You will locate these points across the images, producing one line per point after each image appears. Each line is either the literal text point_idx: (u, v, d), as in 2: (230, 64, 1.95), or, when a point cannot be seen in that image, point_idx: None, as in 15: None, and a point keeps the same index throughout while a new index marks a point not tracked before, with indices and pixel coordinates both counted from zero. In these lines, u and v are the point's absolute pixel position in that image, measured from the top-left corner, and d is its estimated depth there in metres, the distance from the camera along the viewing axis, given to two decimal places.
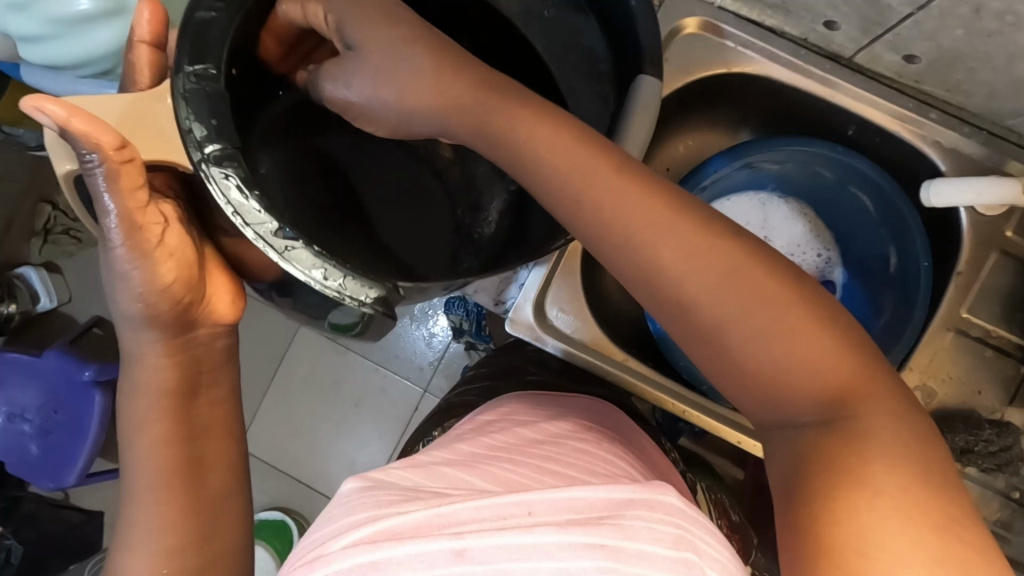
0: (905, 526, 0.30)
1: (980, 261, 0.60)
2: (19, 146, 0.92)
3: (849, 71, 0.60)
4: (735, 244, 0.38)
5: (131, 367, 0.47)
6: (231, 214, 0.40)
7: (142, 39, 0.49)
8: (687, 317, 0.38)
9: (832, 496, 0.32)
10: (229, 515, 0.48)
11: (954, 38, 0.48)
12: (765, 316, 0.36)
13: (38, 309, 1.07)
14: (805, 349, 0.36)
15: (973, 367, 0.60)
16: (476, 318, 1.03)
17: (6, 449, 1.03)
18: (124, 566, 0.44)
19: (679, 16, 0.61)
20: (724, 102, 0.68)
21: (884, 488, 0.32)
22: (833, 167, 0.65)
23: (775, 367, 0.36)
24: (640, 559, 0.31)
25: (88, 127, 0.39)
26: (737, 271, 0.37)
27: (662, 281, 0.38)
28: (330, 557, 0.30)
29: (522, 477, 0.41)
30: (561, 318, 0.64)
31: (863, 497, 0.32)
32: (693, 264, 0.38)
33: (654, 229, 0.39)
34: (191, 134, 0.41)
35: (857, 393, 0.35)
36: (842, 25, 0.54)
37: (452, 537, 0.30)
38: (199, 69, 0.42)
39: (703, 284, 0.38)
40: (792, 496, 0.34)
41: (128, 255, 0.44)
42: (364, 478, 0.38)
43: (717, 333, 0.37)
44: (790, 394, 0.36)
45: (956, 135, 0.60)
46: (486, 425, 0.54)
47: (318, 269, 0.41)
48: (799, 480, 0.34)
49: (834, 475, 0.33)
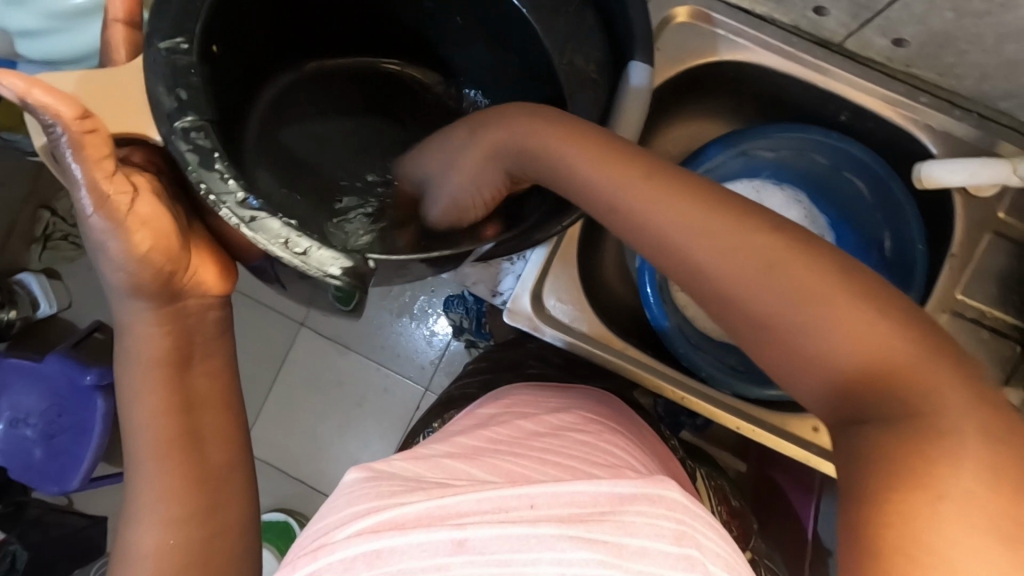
0: (967, 527, 0.29)
1: (975, 243, 0.60)
2: (17, 152, 0.91)
3: (841, 57, 0.61)
4: (784, 244, 0.38)
5: (123, 337, 0.48)
6: (196, 182, 0.42)
7: (116, 18, 0.48)
8: (739, 315, 0.38)
9: (895, 495, 0.31)
10: (234, 498, 0.48)
11: (943, 19, 0.49)
12: (814, 308, 0.36)
13: (39, 315, 1.07)
14: (859, 343, 0.34)
15: (969, 349, 0.60)
16: (476, 316, 1.06)
17: (7, 455, 1.03)
18: (132, 537, 0.44)
19: (670, 7, 0.61)
20: (714, 92, 0.69)
21: (959, 493, 0.30)
22: (827, 153, 0.66)
23: (812, 353, 0.36)
24: (640, 555, 0.31)
25: (52, 97, 0.39)
26: (777, 271, 0.37)
27: (712, 283, 0.38)
28: (333, 546, 0.31)
29: (523, 468, 0.41)
30: (559, 308, 0.65)
31: (925, 502, 0.30)
32: (747, 270, 0.37)
33: (692, 229, 0.39)
34: (162, 106, 0.43)
35: (903, 378, 0.34)
36: (832, 10, 0.55)
37: (454, 527, 0.30)
38: (171, 44, 0.44)
39: (755, 283, 0.37)
40: (852, 497, 0.33)
41: (106, 226, 0.45)
42: (367, 468, 0.38)
43: (768, 326, 0.37)
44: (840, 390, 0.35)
45: (947, 118, 0.60)
46: (487, 418, 0.54)
47: (279, 235, 0.42)
48: (861, 483, 0.33)
49: (896, 480, 0.32)
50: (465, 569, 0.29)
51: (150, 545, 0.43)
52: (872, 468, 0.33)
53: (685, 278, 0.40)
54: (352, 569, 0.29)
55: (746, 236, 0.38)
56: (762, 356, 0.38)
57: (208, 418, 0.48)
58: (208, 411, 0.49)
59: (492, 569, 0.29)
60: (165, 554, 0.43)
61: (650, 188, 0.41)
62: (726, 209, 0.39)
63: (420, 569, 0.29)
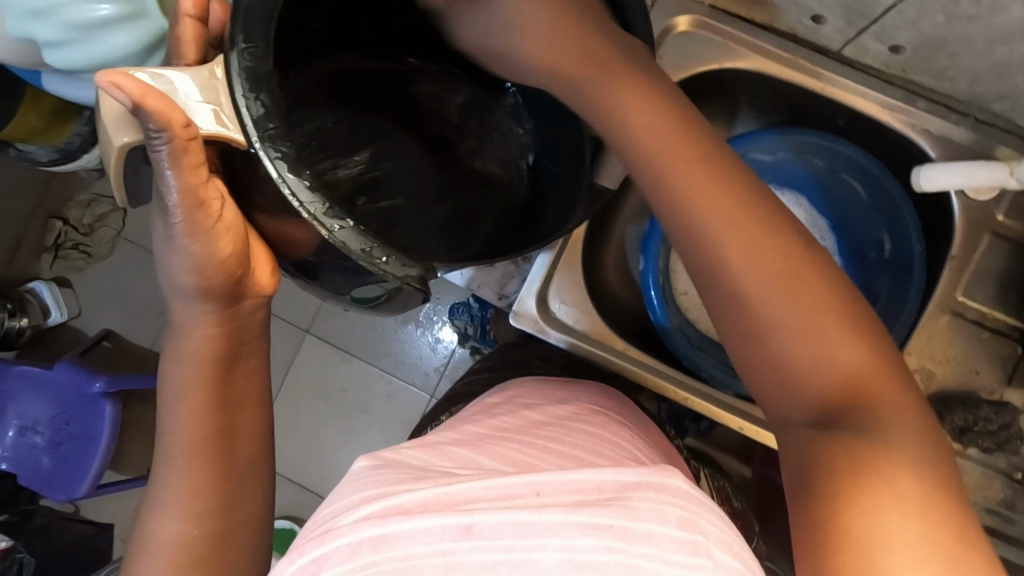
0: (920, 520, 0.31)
1: (974, 244, 0.61)
2: (30, 162, 0.93)
3: (838, 63, 0.62)
4: (787, 239, 0.39)
5: (179, 337, 0.48)
6: (285, 191, 0.41)
7: (186, 13, 0.48)
8: (728, 292, 0.38)
9: (853, 488, 0.32)
10: (249, 497, 0.49)
11: (935, 25, 0.50)
12: (814, 318, 0.36)
13: (49, 323, 1.09)
14: (843, 356, 0.36)
15: (968, 348, 0.61)
16: (480, 322, 1.08)
17: (18, 462, 1.04)
18: (153, 526, 0.46)
19: (670, 16, 0.63)
20: (716, 99, 0.70)
21: (910, 494, 0.32)
22: (824, 155, 0.67)
23: (800, 354, 0.36)
24: (645, 538, 0.31)
25: (162, 105, 0.39)
26: (778, 262, 0.38)
27: (705, 249, 0.39)
28: (340, 531, 0.31)
29: (531, 457, 0.42)
30: (564, 310, 0.66)
31: (881, 499, 0.32)
32: (748, 249, 0.38)
33: (700, 202, 0.40)
34: (248, 113, 0.41)
35: (874, 399, 0.35)
36: (828, 18, 0.56)
37: (461, 513, 0.31)
38: (251, 48, 0.41)
39: (754, 266, 0.38)
40: (808, 486, 0.34)
41: (186, 230, 0.45)
42: (375, 457, 0.39)
43: (751, 310, 0.38)
44: (814, 387, 0.36)
45: (944, 122, 0.61)
46: (495, 408, 0.55)
47: (365, 246, 0.41)
48: (820, 475, 0.34)
49: (853, 473, 0.33)
50: (470, 555, 0.30)
51: (172, 535, 0.45)
52: (830, 461, 0.34)
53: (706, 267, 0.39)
54: (359, 552, 0.30)
55: (757, 216, 0.39)
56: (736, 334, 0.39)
57: (245, 415, 0.50)
58: (244, 408, 0.49)
59: (497, 554, 0.30)
60: (188, 544, 0.45)
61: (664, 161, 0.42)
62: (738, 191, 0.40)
63: (426, 553, 0.30)
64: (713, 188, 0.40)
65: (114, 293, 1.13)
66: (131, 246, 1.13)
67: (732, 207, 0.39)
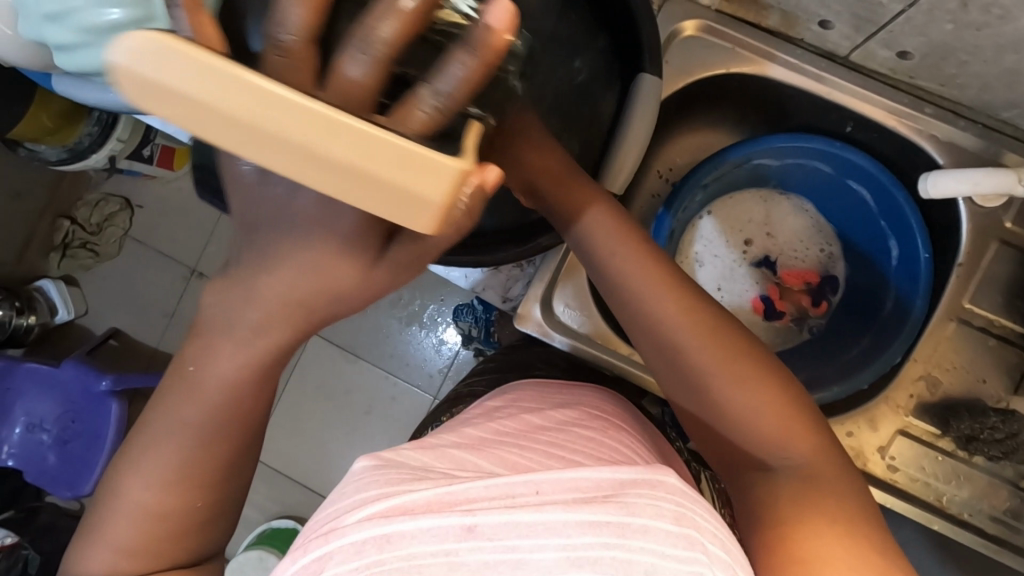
0: (845, 542, 0.38)
1: (981, 251, 0.61)
2: (40, 162, 0.94)
3: (844, 69, 0.62)
4: (710, 317, 0.46)
5: (249, 349, 0.36)
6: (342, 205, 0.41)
7: None
8: (675, 367, 0.46)
9: (788, 528, 0.40)
10: (241, 477, 0.42)
11: (944, 32, 0.50)
12: (746, 383, 0.44)
13: (57, 321, 1.10)
14: (775, 414, 0.44)
15: (976, 355, 0.61)
16: (485, 324, 1.09)
17: (24, 459, 1.05)
18: (128, 489, 0.40)
19: (678, 20, 0.63)
20: (721, 103, 0.70)
21: (830, 526, 0.39)
22: (831, 161, 0.66)
23: (741, 412, 0.44)
24: (642, 533, 0.31)
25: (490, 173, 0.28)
26: (709, 336, 0.45)
27: (657, 331, 0.46)
28: (344, 530, 0.32)
29: (530, 460, 0.42)
30: (568, 313, 0.66)
31: (816, 528, 0.39)
32: (687, 327, 0.45)
33: (649, 288, 0.47)
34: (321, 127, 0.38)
35: (793, 440, 0.43)
36: (835, 23, 0.56)
37: (463, 513, 0.31)
38: None
39: (697, 344, 0.45)
40: (758, 524, 0.42)
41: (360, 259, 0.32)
42: (375, 456, 0.39)
43: (701, 381, 0.45)
44: (753, 440, 0.44)
45: (952, 128, 0.61)
46: (494, 411, 0.56)
47: None
48: (766, 516, 0.42)
49: (785, 516, 0.40)
50: (472, 555, 0.30)
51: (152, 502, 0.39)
52: (773, 507, 0.42)
53: (646, 350, 0.47)
54: (363, 551, 0.30)
55: (689, 294, 0.47)
56: (683, 397, 0.47)
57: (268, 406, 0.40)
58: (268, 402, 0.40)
59: (500, 553, 0.30)
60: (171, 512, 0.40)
61: (619, 246, 0.48)
62: (675, 274, 0.48)
63: (430, 553, 0.30)
64: (656, 272, 0.47)
65: (121, 292, 1.13)
66: (138, 247, 1.13)
67: (671, 291, 0.47)
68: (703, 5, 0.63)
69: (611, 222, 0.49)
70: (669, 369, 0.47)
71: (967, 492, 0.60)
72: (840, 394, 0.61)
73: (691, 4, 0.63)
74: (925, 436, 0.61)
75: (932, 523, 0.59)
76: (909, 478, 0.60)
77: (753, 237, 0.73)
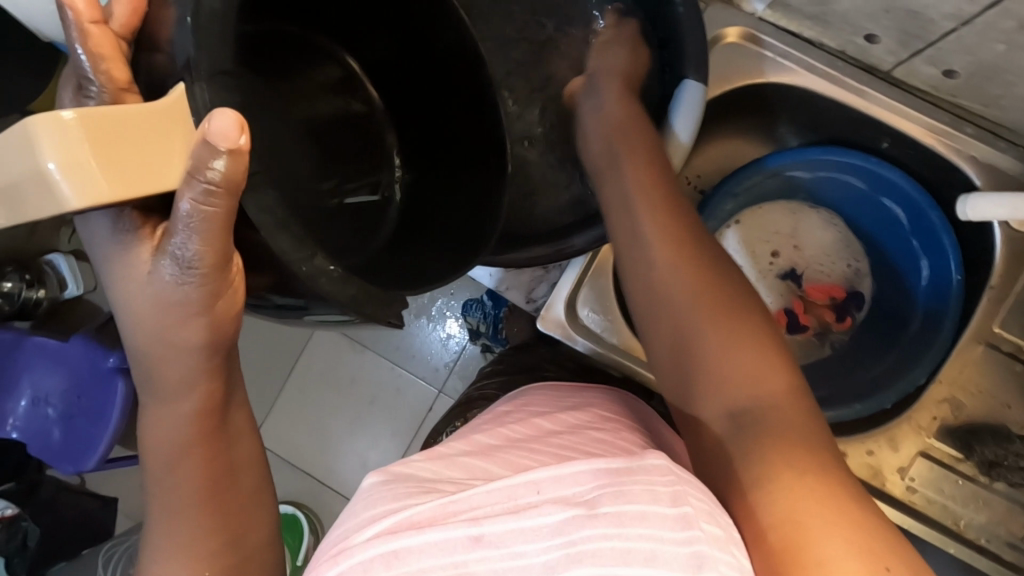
0: (814, 503, 0.33)
1: (1013, 276, 0.60)
2: None
3: (885, 84, 0.61)
4: (716, 272, 0.46)
5: (162, 400, 0.39)
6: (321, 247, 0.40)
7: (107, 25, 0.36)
8: (666, 318, 0.45)
9: (757, 477, 0.36)
10: (262, 526, 0.41)
11: (995, 53, 0.49)
12: (729, 331, 0.42)
13: (65, 296, 1.08)
14: (760, 367, 0.41)
15: (1000, 380, 0.60)
16: (493, 321, 1.08)
17: (28, 433, 1.04)
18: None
19: (720, 25, 0.62)
20: (757, 112, 0.69)
21: (799, 475, 0.35)
22: (864, 177, 0.66)
23: (722, 361, 0.42)
24: (640, 520, 0.30)
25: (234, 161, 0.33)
26: (704, 287, 0.45)
27: (651, 278, 0.47)
28: (353, 551, 0.30)
29: (539, 462, 0.41)
30: (592, 318, 0.65)
31: (785, 479, 0.35)
32: (681, 275, 0.45)
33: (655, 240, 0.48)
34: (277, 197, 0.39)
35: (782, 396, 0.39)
36: (881, 38, 0.55)
37: (469, 524, 0.30)
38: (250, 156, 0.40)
39: (689, 292, 0.45)
40: (726, 478, 0.38)
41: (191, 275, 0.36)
42: (384, 473, 0.39)
43: (685, 329, 0.44)
44: (735, 391, 0.40)
45: (991, 150, 0.60)
46: (503, 417, 0.55)
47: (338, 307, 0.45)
48: (734, 467, 0.38)
49: (758, 461, 0.37)
50: (481, 566, 0.29)
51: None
52: (742, 455, 0.38)
53: (640, 304, 0.47)
54: (371, 570, 0.29)
55: (697, 252, 0.47)
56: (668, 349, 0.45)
57: (242, 447, 0.42)
58: (241, 442, 0.42)
59: (506, 562, 0.29)
60: None
61: (636, 199, 0.50)
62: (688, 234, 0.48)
63: (438, 566, 0.29)
64: (665, 224, 0.48)
65: None
66: None
67: (676, 243, 0.47)
68: (745, 11, 0.62)
69: (642, 174, 0.51)
70: (663, 330, 0.46)
71: (986, 517, 0.59)
72: (861, 412, 0.60)
73: (732, 10, 0.62)
74: (945, 458, 0.60)
75: (948, 546, 0.59)
76: (928, 500, 0.60)
77: (780, 248, 0.73)
